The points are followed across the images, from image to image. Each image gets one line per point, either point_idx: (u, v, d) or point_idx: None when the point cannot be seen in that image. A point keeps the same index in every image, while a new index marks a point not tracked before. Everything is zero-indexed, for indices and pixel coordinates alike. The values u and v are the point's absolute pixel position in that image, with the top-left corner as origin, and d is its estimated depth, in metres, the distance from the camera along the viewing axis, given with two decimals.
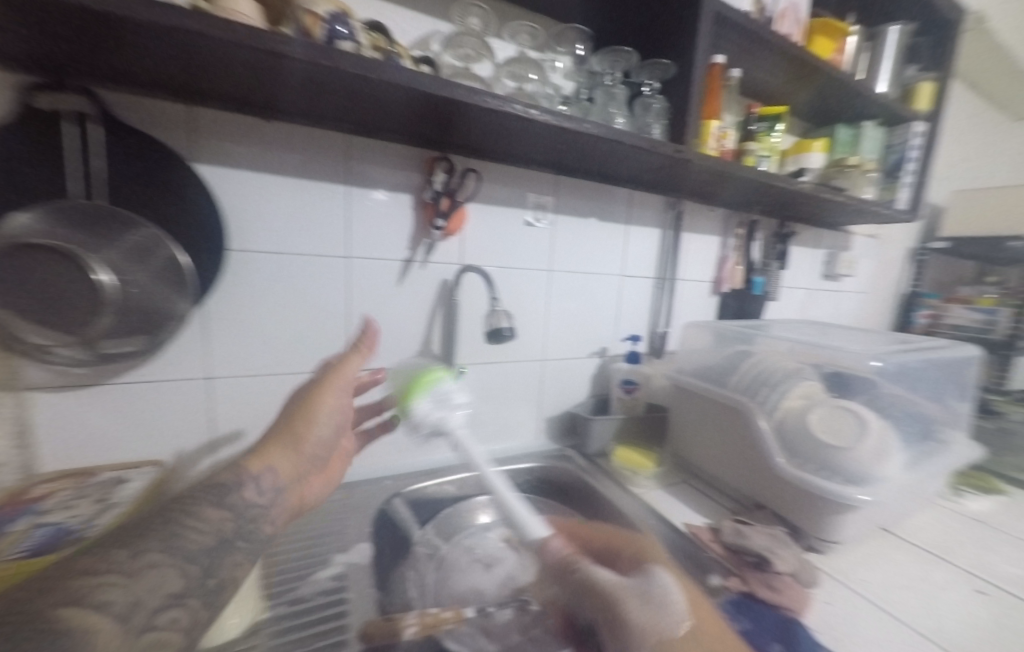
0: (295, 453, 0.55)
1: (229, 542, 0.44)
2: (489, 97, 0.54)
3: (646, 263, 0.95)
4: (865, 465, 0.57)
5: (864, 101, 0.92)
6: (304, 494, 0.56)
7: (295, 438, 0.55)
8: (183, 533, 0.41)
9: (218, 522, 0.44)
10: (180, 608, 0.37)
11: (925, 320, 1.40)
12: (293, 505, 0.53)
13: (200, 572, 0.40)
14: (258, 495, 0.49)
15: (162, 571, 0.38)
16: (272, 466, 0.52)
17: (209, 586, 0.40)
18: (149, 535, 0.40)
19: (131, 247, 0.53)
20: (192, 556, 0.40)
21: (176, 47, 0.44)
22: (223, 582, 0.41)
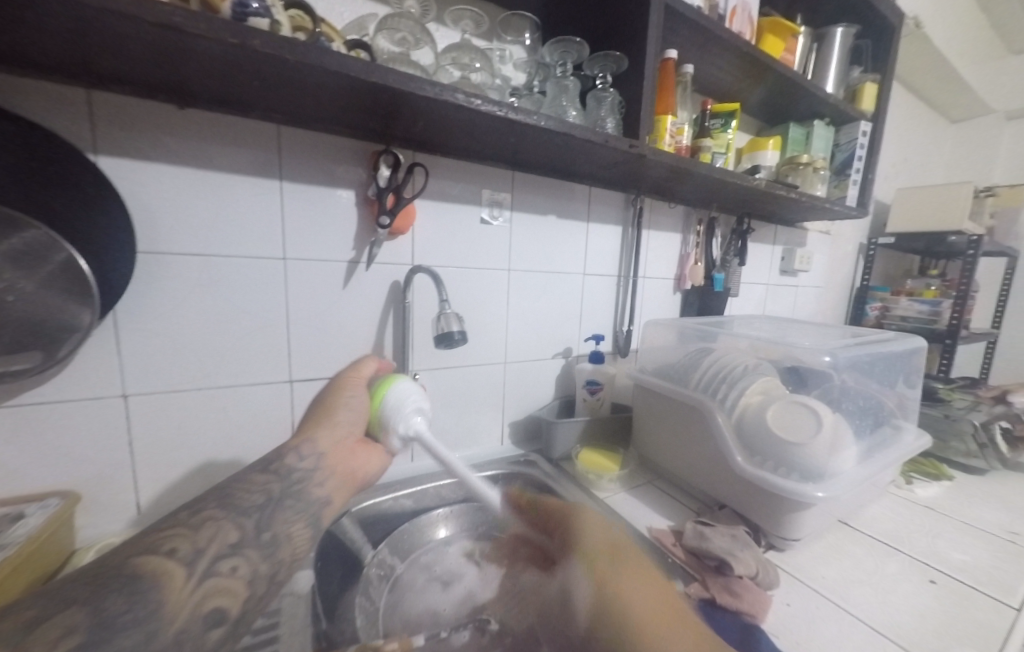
0: (330, 424, 0.58)
1: (276, 502, 0.48)
2: (428, 85, 0.50)
3: (608, 261, 0.93)
4: (821, 461, 0.57)
5: (813, 100, 0.93)
6: (346, 464, 0.56)
7: (329, 414, 0.59)
8: (240, 493, 0.47)
9: (264, 485, 0.49)
10: (239, 557, 0.42)
11: (876, 312, 1.45)
12: (340, 474, 0.55)
13: (255, 528, 0.45)
14: (300, 464, 0.53)
15: (223, 526, 0.44)
16: (309, 440, 0.55)
17: (264, 540, 0.45)
18: (211, 499, 0.46)
19: (15, 253, 0.47)
20: (246, 511, 0.46)
21: (64, 26, 0.40)
22: (277, 536, 0.46)
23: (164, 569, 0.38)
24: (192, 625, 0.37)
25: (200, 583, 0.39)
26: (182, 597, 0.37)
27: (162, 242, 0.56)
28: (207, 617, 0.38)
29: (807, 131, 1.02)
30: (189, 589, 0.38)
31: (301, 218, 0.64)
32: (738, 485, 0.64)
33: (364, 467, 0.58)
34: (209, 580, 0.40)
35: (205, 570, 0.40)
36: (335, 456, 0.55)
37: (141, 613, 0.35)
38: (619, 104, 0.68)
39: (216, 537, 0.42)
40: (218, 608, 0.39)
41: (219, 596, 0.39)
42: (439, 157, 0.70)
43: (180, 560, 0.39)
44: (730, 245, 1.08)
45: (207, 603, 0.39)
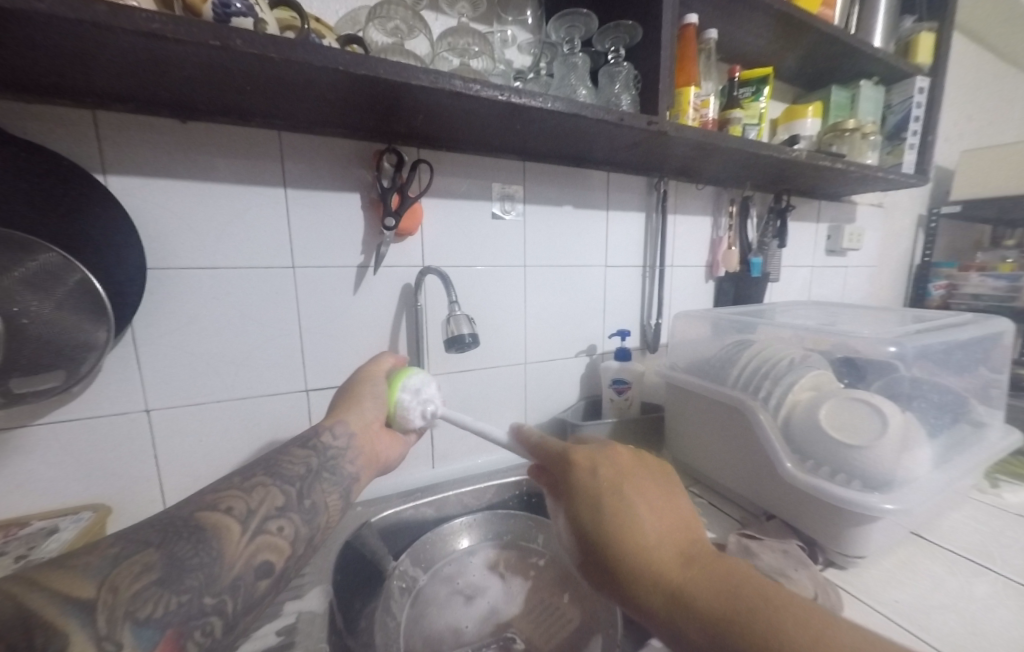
0: (359, 407, 0.58)
1: (315, 473, 0.50)
2: (423, 73, 0.47)
3: (631, 250, 0.88)
4: (886, 467, 0.50)
5: (859, 57, 0.84)
6: (375, 445, 0.57)
7: (356, 396, 0.59)
8: (287, 462, 0.50)
9: (304, 459, 0.51)
10: (285, 519, 0.45)
11: (941, 291, 1.30)
12: (368, 454, 0.55)
13: (297, 495, 0.47)
14: (335, 441, 0.54)
15: (271, 490, 0.46)
16: (342, 420, 0.56)
17: (305, 507, 0.47)
18: (259, 467, 0.49)
19: (32, 276, 0.48)
20: (290, 480, 0.48)
21: (53, 45, 0.40)
22: (317, 504, 0.48)
23: (222, 522, 0.41)
24: (245, 574, 0.40)
25: (254, 536, 0.42)
26: (237, 548, 0.41)
27: (173, 258, 0.57)
28: (257, 568, 0.41)
29: (853, 94, 0.92)
30: (243, 542, 0.41)
31: (309, 224, 0.63)
32: (787, 493, 0.58)
33: (388, 448, 0.58)
34: (260, 536, 0.42)
35: (257, 527, 0.43)
36: (364, 436, 0.56)
37: (206, 558, 0.39)
38: (634, 78, 0.63)
39: (266, 499, 0.45)
40: (267, 561, 0.42)
41: (268, 551, 0.42)
42: (445, 153, 0.68)
43: (235, 516, 0.42)
44: (767, 226, 1.00)
45: (258, 556, 0.42)
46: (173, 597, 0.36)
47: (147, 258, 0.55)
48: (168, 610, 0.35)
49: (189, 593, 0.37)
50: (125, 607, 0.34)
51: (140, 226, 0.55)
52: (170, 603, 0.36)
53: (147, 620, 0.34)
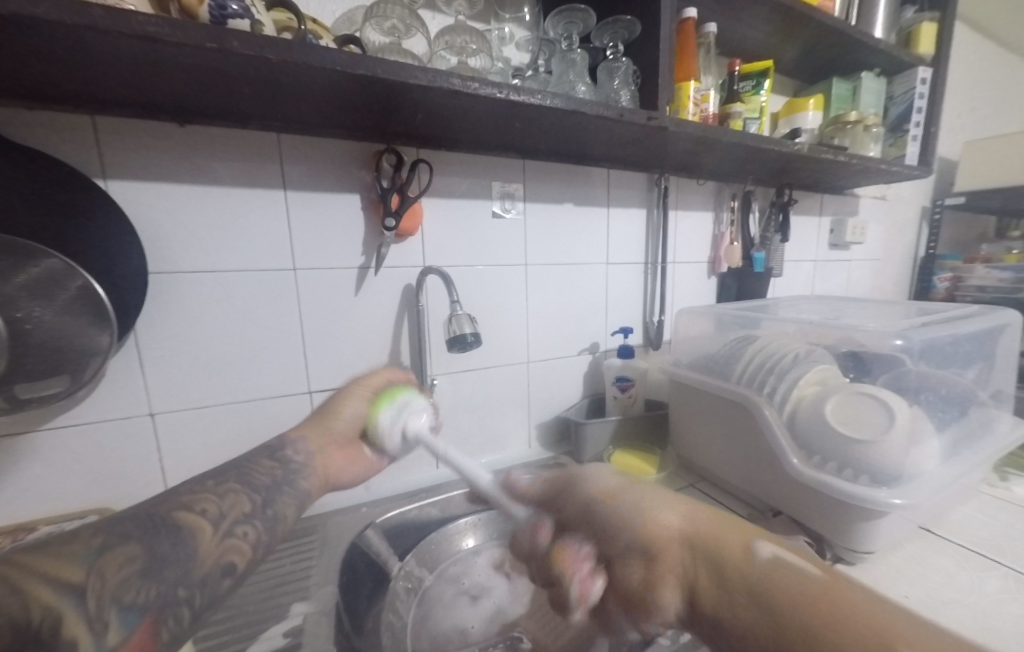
0: (328, 426, 0.58)
1: (279, 485, 0.49)
2: (420, 70, 0.47)
3: (633, 246, 0.87)
4: (895, 463, 0.50)
5: (861, 49, 0.83)
6: (331, 468, 0.57)
7: (331, 414, 0.59)
8: (253, 472, 0.49)
9: (269, 471, 0.50)
10: (250, 525, 0.43)
11: (947, 283, 1.29)
12: (321, 473, 0.55)
13: (262, 503, 0.46)
14: (297, 455, 0.54)
15: (240, 496, 0.44)
16: (304, 436, 0.56)
17: (269, 516, 0.45)
18: (228, 473, 0.47)
19: (36, 282, 0.48)
20: (257, 488, 0.46)
21: (48, 50, 0.40)
22: (279, 514, 0.46)
23: (196, 522, 0.40)
24: (213, 572, 0.38)
25: (223, 538, 0.40)
26: (210, 546, 0.39)
27: (174, 261, 0.57)
28: (222, 567, 0.39)
29: (854, 86, 0.92)
30: (215, 541, 0.40)
31: (310, 226, 0.63)
32: (795, 490, 0.57)
33: (343, 469, 0.58)
34: (229, 538, 0.41)
35: (227, 529, 0.41)
36: (325, 456, 0.56)
37: (182, 554, 0.37)
38: (634, 74, 0.62)
39: (236, 504, 0.43)
40: (232, 563, 0.40)
41: (233, 553, 0.40)
42: (444, 152, 0.68)
43: (207, 518, 0.41)
44: (769, 220, 0.99)
45: (225, 557, 0.40)
46: (153, 587, 0.34)
47: (148, 262, 0.55)
48: (149, 597, 0.34)
49: (166, 584, 0.35)
50: (110, 593, 0.32)
51: (140, 230, 0.55)
52: (149, 592, 0.34)
53: (130, 605, 0.32)
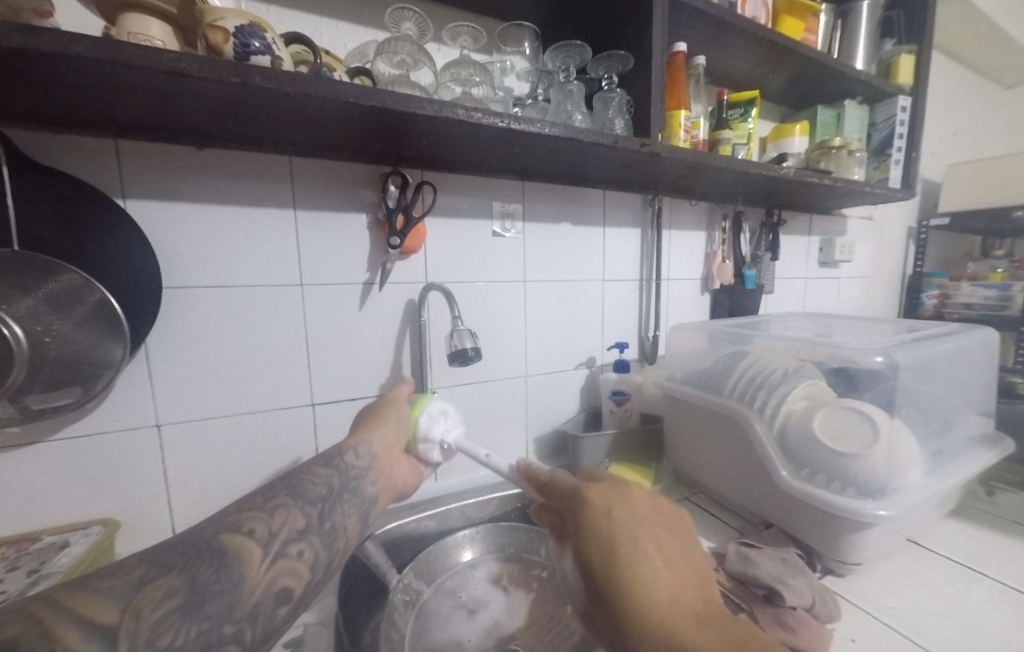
0: (383, 428, 0.59)
1: (337, 494, 0.49)
2: (427, 102, 0.50)
3: (628, 264, 0.90)
4: (879, 475, 0.52)
5: (843, 79, 0.87)
6: (394, 471, 0.57)
7: (381, 419, 0.60)
8: (310, 480, 0.49)
9: (327, 478, 0.50)
10: (305, 542, 0.44)
11: (935, 301, 1.32)
12: (387, 479, 0.55)
13: (317, 517, 0.46)
14: (358, 461, 0.54)
15: (292, 513, 0.45)
16: (365, 440, 0.57)
17: (325, 530, 0.46)
18: (281, 485, 0.48)
19: (55, 296, 0.50)
20: (312, 501, 0.47)
21: (78, 82, 0.42)
22: (336, 527, 0.47)
23: (245, 546, 0.40)
24: (264, 601, 0.39)
25: (274, 561, 0.41)
26: (259, 574, 0.40)
27: (185, 277, 0.59)
28: (276, 595, 0.40)
29: (838, 113, 0.96)
30: (263, 566, 0.40)
31: (316, 245, 0.65)
32: (785, 502, 0.59)
33: (406, 470, 0.59)
34: (280, 561, 0.41)
35: (277, 551, 0.42)
36: (385, 459, 0.56)
37: (227, 584, 0.38)
38: (627, 103, 0.66)
39: (287, 521, 0.44)
40: (286, 588, 0.41)
41: (287, 576, 0.41)
42: (447, 174, 0.71)
43: (257, 540, 0.41)
44: (760, 239, 1.02)
45: (277, 582, 0.40)
46: (194, 624, 0.35)
47: (160, 277, 0.57)
48: (187, 639, 0.35)
49: (209, 621, 0.36)
50: (146, 636, 0.33)
51: (155, 247, 0.57)
52: (190, 632, 0.35)
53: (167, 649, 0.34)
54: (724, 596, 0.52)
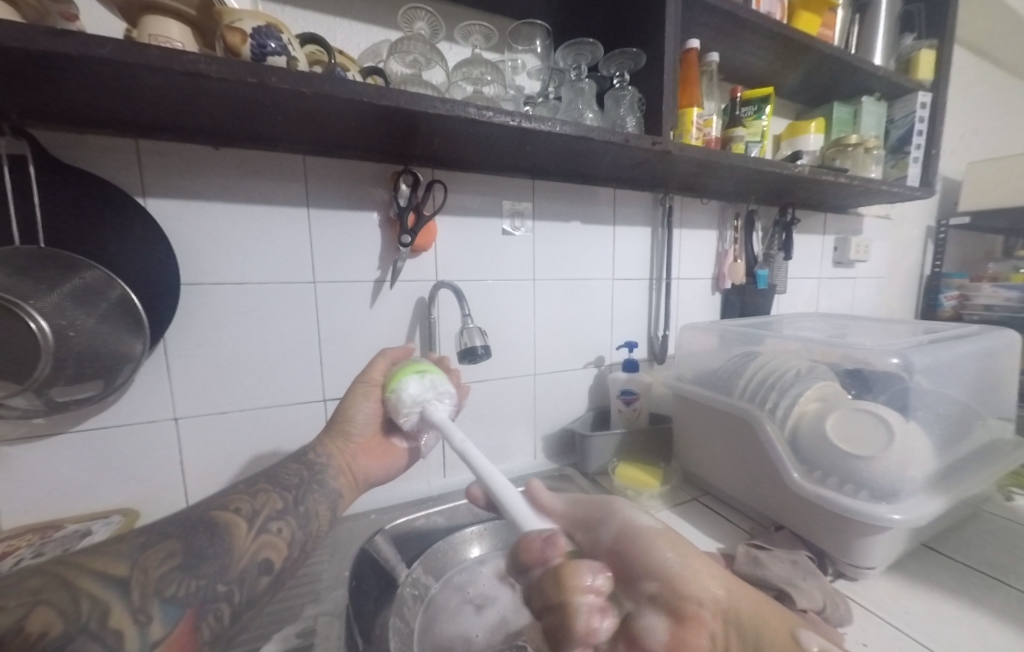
0: (345, 430, 0.61)
1: (307, 484, 0.55)
2: (439, 102, 0.50)
3: (638, 263, 0.90)
4: (894, 478, 0.51)
5: (861, 75, 0.86)
6: (354, 467, 0.61)
7: (343, 417, 0.62)
8: (283, 474, 0.55)
9: (296, 472, 0.56)
10: (283, 521, 0.49)
11: (953, 302, 1.29)
12: (347, 474, 0.59)
13: (292, 502, 0.52)
14: (321, 459, 0.59)
15: (271, 496, 0.51)
16: (326, 441, 0.61)
17: (300, 513, 0.51)
18: (262, 476, 0.54)
19: (78, 292, 0.52)
20: (288, 488, 0.53)
21: (102, 84, 0.43)
22: (310, 511, 0.52)
23: (233, 520, 0.46)
24: (250, 568, 0.45)
25: (258, 534, 0.47)
26: (246, 542, 0.46)
27: (202, 274, 0.60)
28: (260, 564, 0.45)
29: (855, 110, 0.94)
30: (249, 538, 0.46)
31: (329, 243, 0.66)
32: (797, 504, 0.59)
33: (373, 464, 0.63)
34: (264, 534, 0.47)
35: (261, 526, 0.48)
36: (344, 458, 0.60)
37: (219, 550, 0.44)
38: (639, 101, 0.66)
39: (267, 503, 0.50)
40: (268, 559, 0.46)
41: (269, 549, 0.47)
42: (458, 173, 0.71)
43: (242, 515, 0.47)
44: (773, 238, 1.01)
45: (260, 553, 0.46)
46: (192, 581, 0.41)
47: (179, 274, 0.59)
48: (188, 591, 0.40)
49: (205, 579, 0.41)
50: (153, 586, 0.39)
51: (173, 245, 0.58)
52: (190, 586, 0.40)
53: (172, 598, 0.39)
54: None
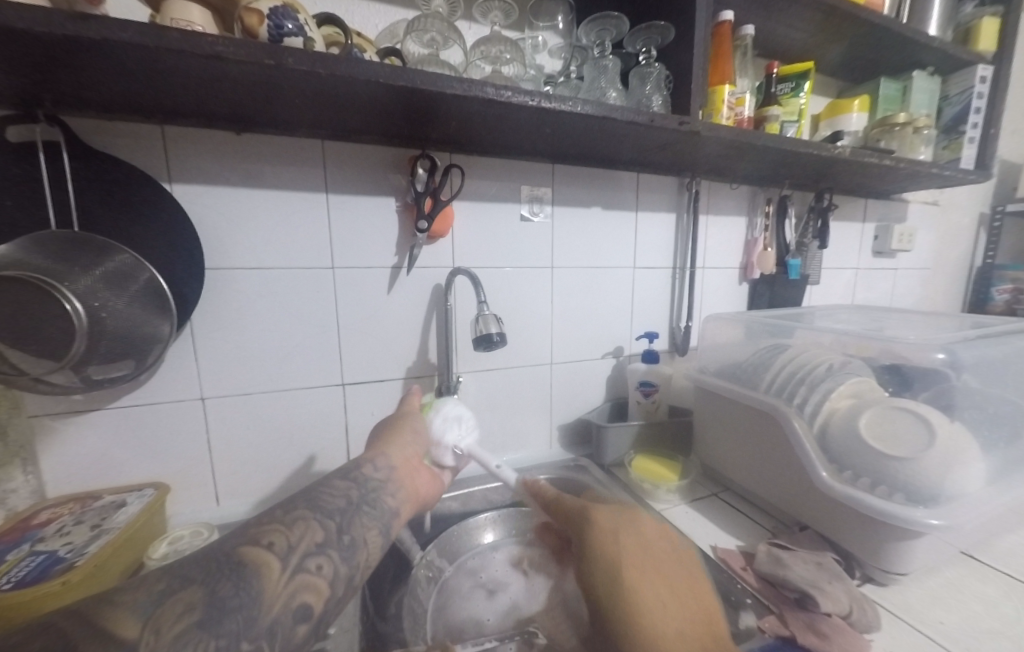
0: (400, 442, 0.57)
1: (356, 506, 0.46)
2: (457, 81, 0.49)
3: (661, 251, 0.87)
4: (934, 482, 0.48)
5: (912, 47, 0.79)
6: (415, 481, 0.55)
7: (397, 432, 0.59)
8: (325, 495, 0.46)
9: (345, 491, 0.47)
10: (324, 556, 0.41)
11: (1006, 296, 1.20)
12: (409, 489, 0.53)
13: (337, 530, 0.43)
14: (376, 473, 0.51)
15: (311, 524, 0.42)
16: (383, 454, 0.54)
17: (345, 544, 0.43)
18: (299, 498, 0.45)
19: (110, 275, 0.54)
20: (330, 514, 0.44)
21: (127, 68, 0.44)
22: (357, 541, 0.44)
23: (263, 560, 0.38)
24: (283, 620, 0.36)
25: (293, 576, 0.38)
26: (277, 588, 0.37)
27: (225, 258, 0.61)
28: (296, 611, 0.37)
29: (905, 85, 0.88)
30: (282, 582, 0.37)
31: (347, 228, 0.66)
32: (822, 503, 0.56)
33: (425, 482, 0.57)
34: (300, 575, 0.38)
35: (296, 565, 0.39)
36: (404, 470, 0.54)
37: (245, 598, 0.35)
38: (666, 78, 0.63)
39: (306, 535, 0.41)
40: (306, 605, 0.38)
41: (307, 593, 0.38)
42: (476, 157, 0.70)
43: (276, 553, 0.39)
44: (807, 226, 0.96)
45: (298, 597, 0.38)
46: (212, 640, 0.33)
47: (203, 258, 0.60)
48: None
49: (228, 638, 0.33)
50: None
51: (197, 229, 0.60)
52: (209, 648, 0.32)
53: None
54: (753, 597, 0.50)
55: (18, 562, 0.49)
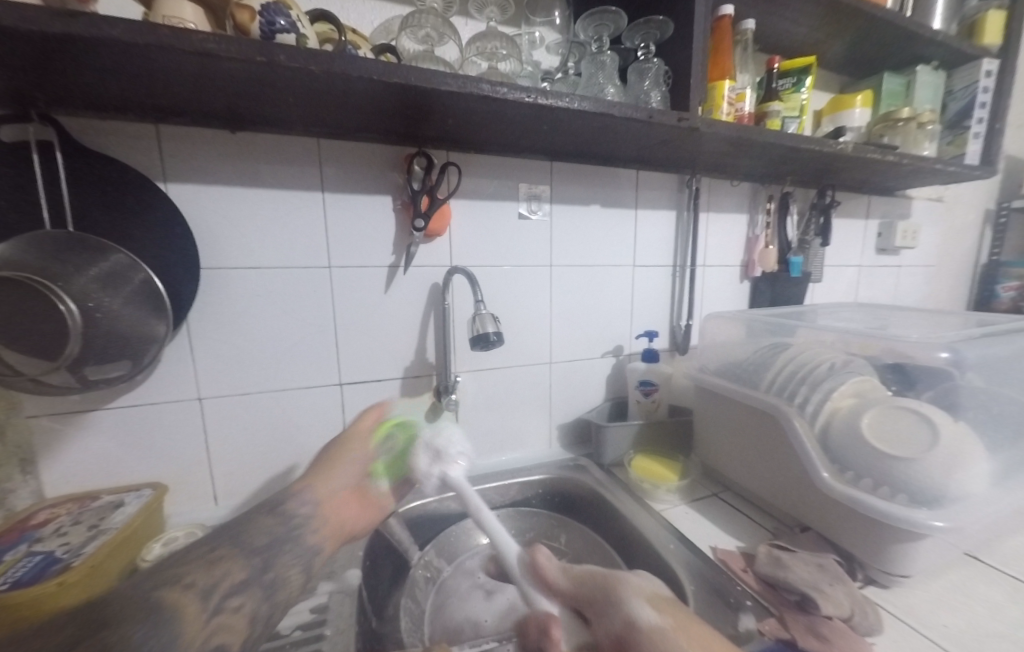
0: (331, 475, 0.54)
1: (280, 544, 0.45)
2: (451, 78, 0.48)
3: (661, 248, 0.86)
4: (938, 483, 0.47)
5: (915, 42, 0.78)
6: (340, 517, 0.52)
7: (335, 461, 0.56)
8: (250, 530, 0.44)
9: (270, 528, 0.46)
10: (245, 594, 0.39)
11: (1012, 293, 1.18)
12: (333, 524, 0.51)
13: (259, 567, 0.41)
14: (300, 508, 0.49)
15: (234, 563, 0.40)
16: (309, 486, 0.52)
17: (267, 581, 0.41)
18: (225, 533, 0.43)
19: (105, 275, 0.53)
20: (253, 551, 0.42)
21: (118, 66, 0.43)
22: (279, 578, 0.42)
23: (182, 600, 0.35)
24: None
25: (214, 616, 0.36)
26: (198, 627, 0.34)
27: (221, 257, 0.61)
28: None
29: (908, 80, 0.86)
30: (203, 621, 0.35)
31: (343, 227, 0.66)
32: (823, 504, 0.56)
33: (355, 514, 0.54)
34: (219, 615, 0.36)
35: (217, 605, 0.37)
36: (329, 505, 0.52)
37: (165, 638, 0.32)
38: (665, 74, 0.62)
39: (226, 574, 0.39)
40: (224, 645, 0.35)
41: (225, 633, 0.36)
42: (473, 155, 0.69)
43: (195, 592, 0.36)
44: (809, 223, 0.95)
45: (215, 639, 0.35)
46: None
47: (199, 258, 0.60)
48: None
49: None
50: None
51: (193, 228, 0.59)
52: None
53: None
54: (753, 599, 0.49)
55: (16, 562, 0.48)
